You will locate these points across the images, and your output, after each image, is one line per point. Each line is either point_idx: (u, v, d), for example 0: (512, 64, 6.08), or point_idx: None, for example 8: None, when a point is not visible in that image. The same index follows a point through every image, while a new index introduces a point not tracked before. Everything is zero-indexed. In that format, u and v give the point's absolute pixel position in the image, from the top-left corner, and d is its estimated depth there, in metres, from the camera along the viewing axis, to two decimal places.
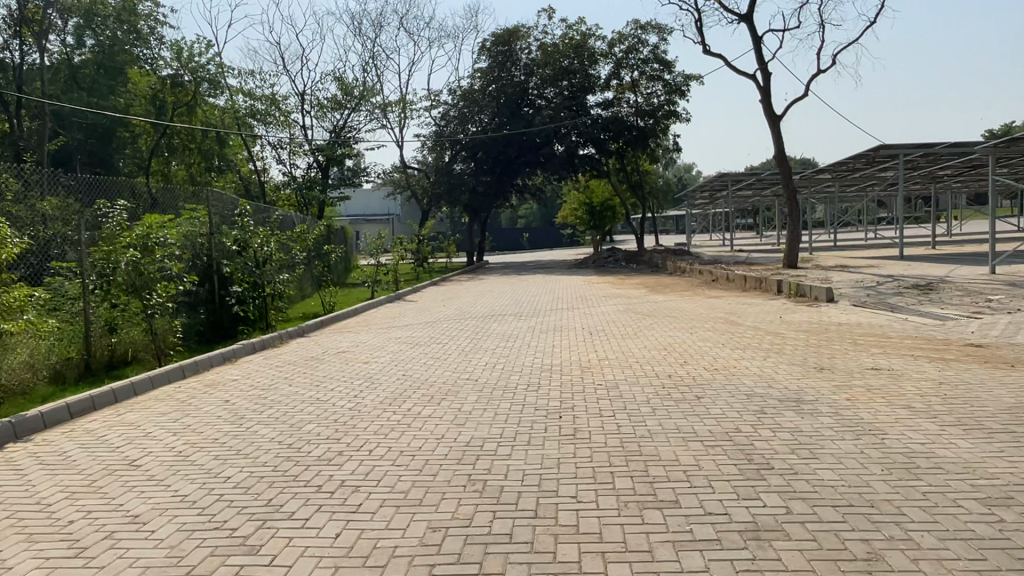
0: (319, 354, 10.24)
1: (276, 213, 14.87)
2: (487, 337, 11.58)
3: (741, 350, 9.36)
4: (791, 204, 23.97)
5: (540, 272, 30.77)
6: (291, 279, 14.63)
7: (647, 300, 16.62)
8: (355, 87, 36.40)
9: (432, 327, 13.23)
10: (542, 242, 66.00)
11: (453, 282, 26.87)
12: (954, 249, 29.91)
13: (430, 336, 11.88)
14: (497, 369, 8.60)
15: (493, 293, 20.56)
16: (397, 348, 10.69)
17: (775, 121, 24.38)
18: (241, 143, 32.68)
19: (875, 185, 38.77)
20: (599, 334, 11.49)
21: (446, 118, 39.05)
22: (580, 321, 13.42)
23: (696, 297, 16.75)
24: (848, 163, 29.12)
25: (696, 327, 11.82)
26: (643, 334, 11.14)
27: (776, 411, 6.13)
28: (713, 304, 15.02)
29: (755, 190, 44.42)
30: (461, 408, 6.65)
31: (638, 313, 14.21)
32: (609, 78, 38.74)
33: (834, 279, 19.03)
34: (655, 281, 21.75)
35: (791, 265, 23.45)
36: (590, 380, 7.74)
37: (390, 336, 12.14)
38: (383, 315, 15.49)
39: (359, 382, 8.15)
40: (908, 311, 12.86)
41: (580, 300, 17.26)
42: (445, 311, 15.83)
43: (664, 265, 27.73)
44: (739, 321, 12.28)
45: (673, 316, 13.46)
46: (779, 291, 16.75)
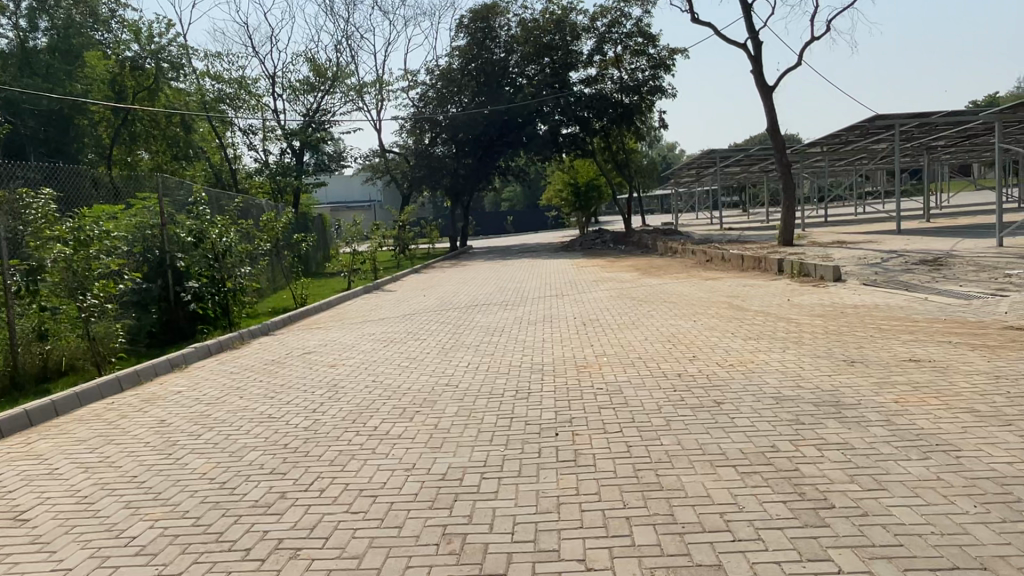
0: (280, 358, 9.10)
1: (237, 200, 13.66)
2: (470, 332, 10.50)
3: (755, 340, 8.34)
4: (786, 178, 22.98)
5: (525, 257, 29.70)
6: (255, 271, 13.49)
7: (641, 283, 15.58)
8: (328, 68, 35.00)
9: (410, 321, 12.12)
10: (528, 225, 64.76)
11: (436, 269, 25.76)
12: (950, 222, 29.12)
13: (407, 332, 10.79)
14: (481, 371, 7.52)
15: (477, 280, 19.47)
16: (369, 347, 9.57)
17: (768, 93, 23.31)
18: (210, 129, 31.30)
19: (864, 158, 37.92)
20: (593, 324, 10.46)
21: (425, 99, 37.74)
22: (572, 310, 12.38)
23: (692, 280, 15.74)
24: (841, 135, 28.13)
25: (698, 313, 10.81)
26: (642, 324, 10.10)
27: (816, 420, 5.10)
28: (713, 287, 14.03)
29: (744, 166, 43.38)
30: (437, 425, 5.57)
31: (633, 299, 13.21)
32: (592, 54, 37.43)
33: (835, 257, 18.08)
34: (646, 263, 20.75)
35: (787, 242, 22.50)
36: (587, 383, 6.66)
37: (363, 332, 11.04)
38: (359, 308, 14.35)
39: (320, 392, 7.04)
40: (925, 290, 11.90)
41: (569, 285, 16.22)
42: (426, 302, 14.76)
43: (654, 246, 26.72)
44: (744, 306, 11.26)
45: (671, 301, 12.45)
46: (780, 270, 15.78)
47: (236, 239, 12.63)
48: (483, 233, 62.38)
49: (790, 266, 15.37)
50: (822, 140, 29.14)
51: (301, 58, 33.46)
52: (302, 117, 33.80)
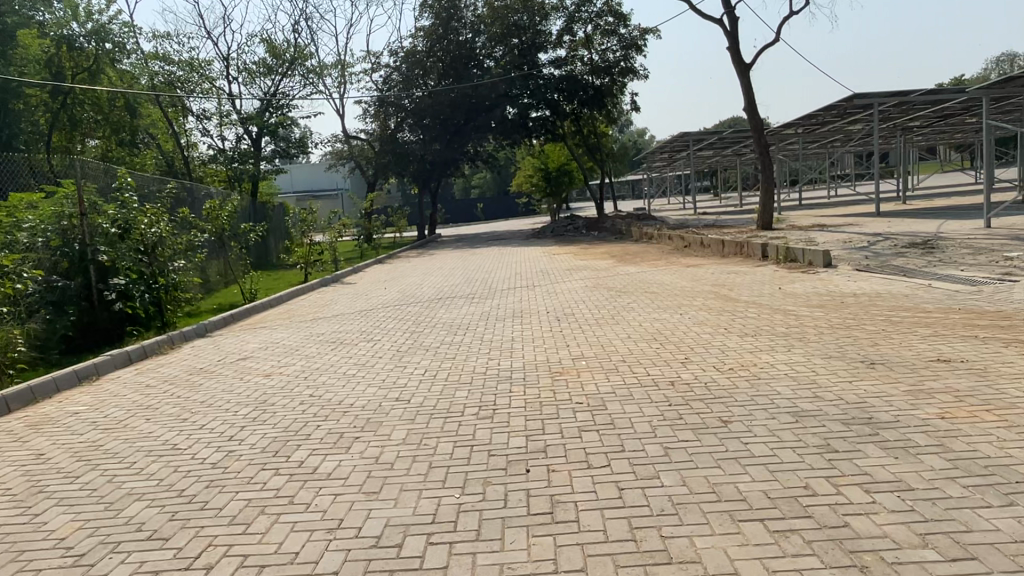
0: (209, 366, 7.91)
1: (169, 187, 12.33)
2: (432, 330, 9.39)
3: (752, 336, 7.32)
4: (764, 160, 22.03)
5: (495, 245, 28.59)
6: (190, 266, 12.21)
7: (618, 272, 14.54)
8: (286, 50, 33.40)
9: (366, 317, 10.95)
10: (498, 212, 63.52)
11: (401, 260, 24.53)
12: (926, 203, 28.51)
13: (360, 331, 9.64)
14: (441, 380, 6.39)
15: (442, 271, 18.30)
16: (314, 351, 8.40)
17: (745, 70, 22.34)
18: (160, 115, 29.61)
19: (838, 140, 37.31)
20: (569, 319, 9.40)
21: (388, 83, 36.21)
22: (545, 303, 11.31)
23: (672, 267, 14.74)
24: (818, 115, 27.30)
25: (684, 305, 9.79)
26: (625, 319, 9.05)
27: (852, 447, 4.07)
28: (695, 275, 13.02)
29: (717, 150, 42.52)
30: (379, 458, 4.45)
31: (610, 289, 12.17)
32: (561, 34, 36.22)
33: (819, 240, 17.21)
34: (620, 250, 19.73)
35: (766, 226, 21.66)
36: (563, 397, 5.56)
37: (312, 332, 9.85)
38: (313, 304, 13.16)
39: (244, 410, 5.87)
40: (925, 276, 11.00)
41: (540, 275, 15.13)
42: (386, 296, 13.59)
43: (628, 231, 25.75)
44: (732, 295, 10.28)
45: (652, 291, 11.44)
46: (765, 256, 14.84)
47: (170, 231, 11.34)
48: (452, 221, 61.09)
49: (775, 251, 14.42)
50: (798, 121, 28.29)
51: (257, 39, 31.85)
52: (259, 100, 32.19)
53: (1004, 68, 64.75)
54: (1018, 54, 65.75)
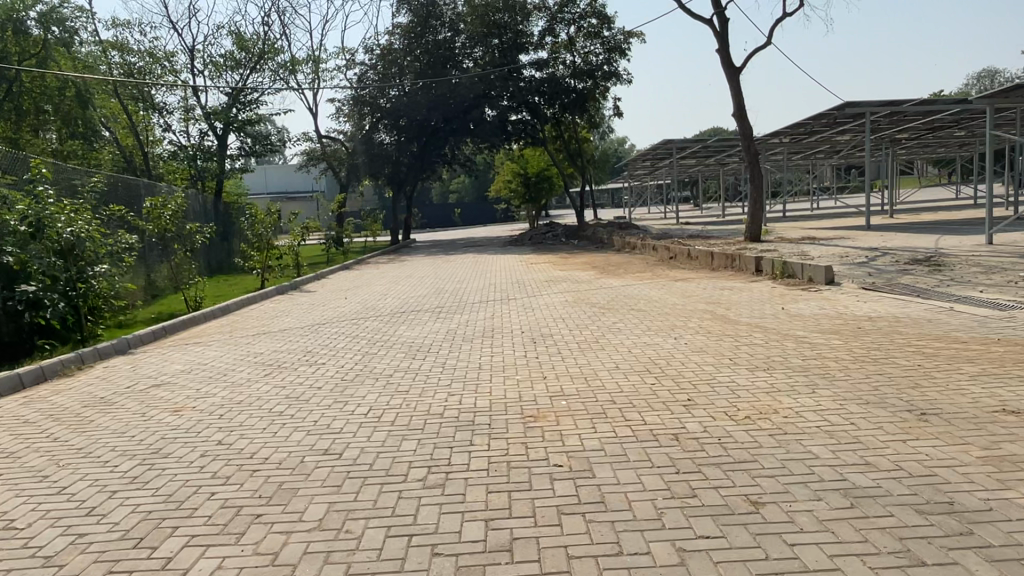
0: (111, 396, 6.55)
1: (94, 180, 10.92)
2: (389, 351, 8.11)
3: (765, 371, 6.13)
4: (753, 168, 20.99)
5: (470, 252, 27.36)
6: (120, 271, 10.82)
7: (602, 285, 13.36)
8: (256, 44, 32.00)
9: (316, 334, 9.63)
10: (476, 218, 62.31)
11: (370, 265, 23.22)
12: (913, 218, 27.72)
13: (305, 351, 8.33)
14: (387, 425, 5.13)
15: (411, 279, 17.04)
16: (245, 377, 7.09)
17: (734, 73, 21.30)
18: (118, 106, 28.00)
19: (823, 150, 36.56)
20: (546, 341, 8.18)
21: (363, 82, 34.88)
22: (521, 319, 10.11)
23: (659, 281, 13.57)
24: (807, 124, 26.39)
25: (677, 326, 8.60)
26: (612, 342, 7.83)
27: (945, 558, 2.88)
28: (685, 291, 11.87)
29: (700, 159, 41.65)
30: (278, 559, 3.20)
31: (592, 304, 10.97)
32: (543, 35, 35.09)
33: (813, 254, 16.15)
34: (602, 260, 18.57)
35: (754, 238, 20.71)
36: (539, 456, 4.32)
37: (249, 352, 8.53)
38: (264, 315, 11.82)
39: (128, 464, 4.57)
40: (941, 297, 9.92)
41: (516, 286, 13.92)
42: (345, 307, 12.29)
43: (609, 240, 24.63)
44: (730, 316, 9.13)
45: (640, 307, 10.26)
46: (759, 270, 13.74)
47: (89, 230, 9.81)
48: (429, 226, 59.79)
49: (771, 266, 13.32)
50: (786, 130, 27.33)
51: (224, 30, 30.38)
52: (226, 95, 30.73)
53: (984, 84, 64.79)
54: (998, 71, 65.82)
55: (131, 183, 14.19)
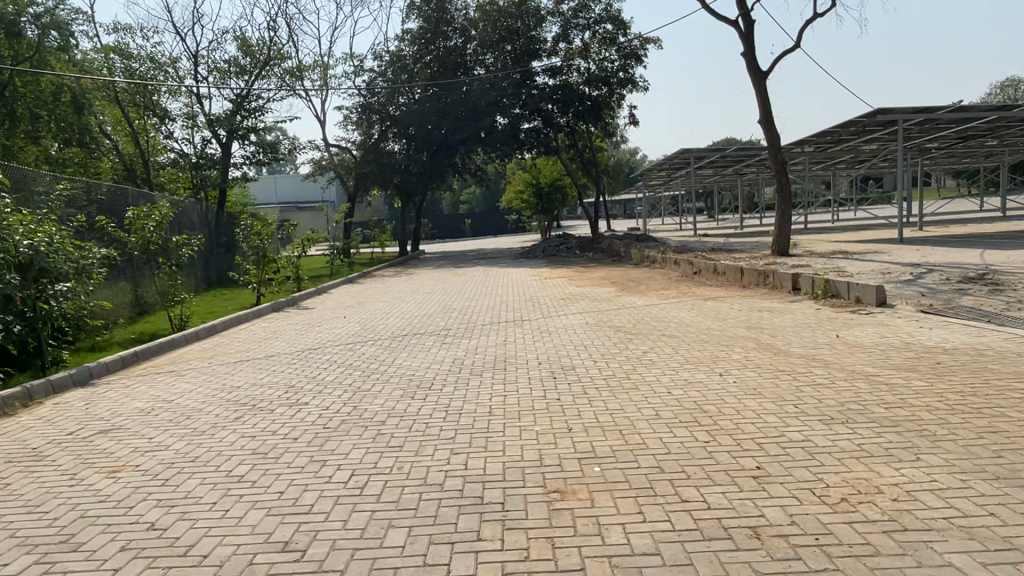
0: (43, 447, 5.40)
1: (59, 185, 9.82)
2: (386, 387, 6.93)
3: (843, 426, 4.95)
4: (781, 178, 19.78)
5: (481, 265, 26.27)
6: (88, 286, 9.69)
7: (625, 305, 12.19)
8: (262, 50, 31.16)
9: (305, 362, 8.49)
10: (487, 229, 61.28)
11: (376, 278, 22.18)
12: (945, 230, 26.40)
13: (288, 387, 7.16)
14: (371, 502, 3.98)
15: (418, 294, 15.93)
16: (210, 421, 5.93)
17: (761, 77, 20.14)
18: (120, 112, 27.11)
19: (847, 160, 35.22)
20: (568, 376, 7.00)
21: (372, 89, 33.94)
22: (539, 345, 8.95)
23: (687, 300, 12.42)
24: (834, 133, 25.13)
25: (720, 357, 7.45)
26: (650, 379, 6.63)
27: None
28: (718, 313, 10.67)
29: (718, 169, 40.43)
30: None
31: (617, 328, 9.79)
32: (557, 41, 33.94)
33: (851, 269, 14.91)
34: (620, 275, 17.40)
35: (780, 252, 19.60)
36: (574, 566, 3.15)
37: (224, 387, 7.36)
38: (253, 337, 10.71)
39: (21, 564, 3.44)
40: (1015, 323, 8.71)
41: (531, 304, 12.80)
42: (343, 328, 11.18)
43: (627, 253, 23.46)
44: (778, 344, 7.97)
45: (672, 333, 9.06)
46: (796, 288, 12.56)
47: (51, 244, 8.69)
48: (440, 237, 58.84)
49: (810, 284, 12.14)
50: (812, 139, 26.09)
51: (228, 35, 29.51)
52: (229, 102, 29.77)
53: (1009, 93, 63.07)
54: (1021, 80, 64.18)
55: (98, 192, 13.07)
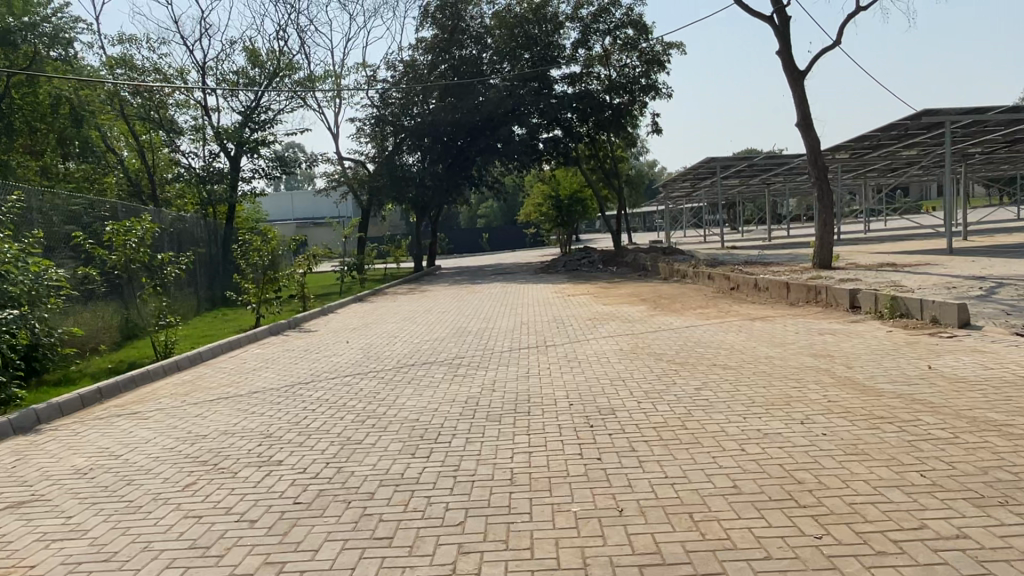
0: None
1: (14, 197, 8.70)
2: (382, 439, 5.60)
3: (1007, 513, 3.53)
4: (821, 186, 18.33)
5: (499, 280, 24.97)
6: (46, 309, 8.55)
7: (661, 327, 10.79)
8: (272, 60, 30.29)
9: (292, 402, 7.18)
10: (505, 244, 60.11)
11: (389, 297, 20.94)
12: (993, 240, 24.71)
13: (263, 436, 5.85)
14: None
15: (431, 314, 14.65)
16: (152, 491, 4.63)
17: (799, 77, 18.73)
18: (125, 126, 26.23)
19: (883, 167, 33.55)
20: (608, 423, 5.61)
21: (386, 100, 32.99)
22: (569, 379, 7.57)
23: (732, 321, 11.02)
24: (873, 137, 23.62)
25: (794, 397, 6.05)
26: (712, 431, 5.21)
27: None
28: (771, 336, 9.26)
29: (744, 178, 38.89)
30: None
31: (657, 357, 8.39)
32: (576, 48, 32.74)
33: (910, 284, 13.42)
34: (650, 292, 16.05)
35: (823, 265, 18.16)
36: None
37: (188, 436, 6.07)
38: (241, 368, 9.41)
39: None
40: None
41: (555, 326, 11.47)
42: (344, 355, 9.90)
43: (654, 267, 22.07)
44: (859, 379, 6.56)
45: (725, 364, 7.65)
46: (856, 307, 11.11)
47: None
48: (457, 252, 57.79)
49: (873, 302, 10.68)
50: (849, 144, 24.58)
51: (237, 45, 28.65)
52: (238, 114, 28.83)
53: None
54: None
55: (77, 206, 11.92)
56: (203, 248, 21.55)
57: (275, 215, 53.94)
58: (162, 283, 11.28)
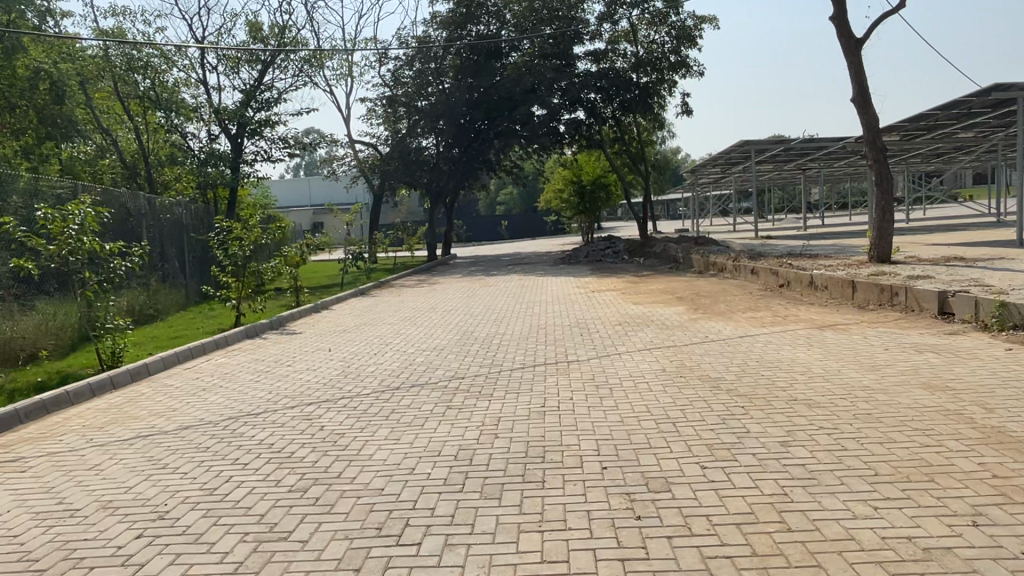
0: None
1: None
2: (315, 533, 3.68)
3: None
4: (881, 169, 16.16)
5: (515, 272, 23.08)
6: None
7: (707, 337, 8.83)
8: (276, 34, 28.32)
9: (223, 448, 5.27)
10: (524, 231, 58.16)
11: (395, 290, 19.08)
12: None
13: (153, 521, 3.96)
14: None
15: (435, 313, 12.78)
16: None
17: (857, 42, 16.46)
18: (120, 105, 24.58)
19: (932, 151, 31.06)
20: (665, 512, 3.67)
21: (399, 80, 30.91)
22: (598, 416, 5.59)
23: (795, 330, 9.02)
24: (931, 116, 21.29)
25: (939, 467, 4.06)
26: (837, 540, 3.26)
27: None
28: (856, 355, 7.26)
29: (779, 164, 36.53)
30: None
31: (712, 382, 6.45)
32: (602, 22, 30.56)
33: (999, 284, 11.30)
34: (688, 289, 14.07)
35: (881, 259, 16.18)
36: None
37: (53, 513, 4.20)
38: (187, 388, 7.53)
39: None
40: None
41: (578, 332, 9.57)
42: (317, 372, 8.01)
43: (686, 260, 20.04)
44: (1017, 433, 4.59)
45: (809, 399, 5.68)
46: (949, 315, 9.04)
47: None
48: (475, 240, 55.90)
49: (973, 310, 8.60)
50: (902, 124, 22.27)
51: (238, 17, 26.71)
52: (240, 94, 26.92)
53: None
54: None
55: None
56: (197, 235, 19.85)
57: (288, 201, 52.49)
58: (109, 278, 9.47)
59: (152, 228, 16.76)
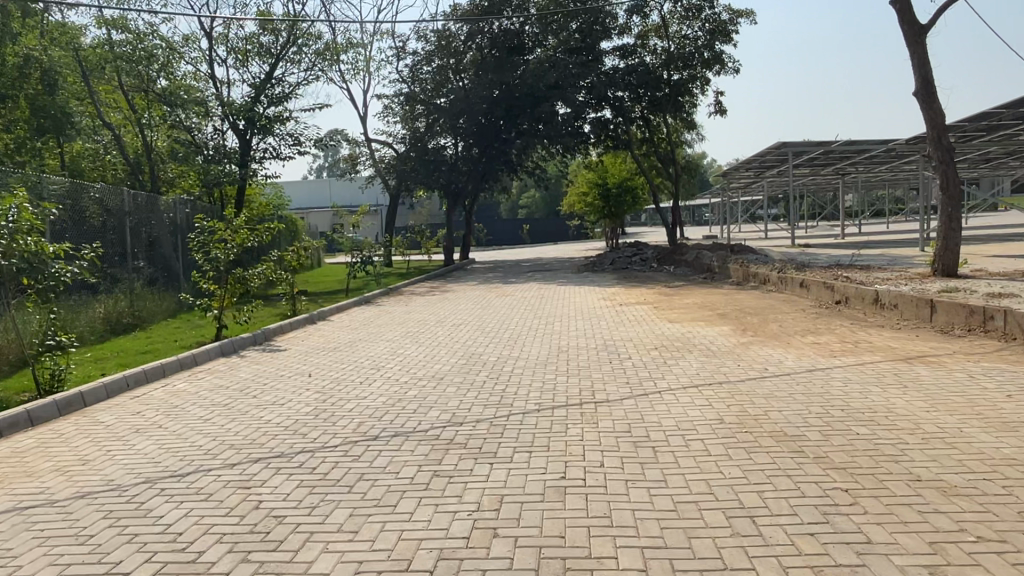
0: None
1: None
2: None
3: None
4: (947, 171, 14.33)
5: (535, 280, 21.48)
6: None
7: (768, 370, 7.16)
8: (289, 25, 26.92)
9: (111, 539, 3.72)
10: (547, 236, 56.47)
11: (405, 297, 17.54)
12: None
13: None
14: None
15: (443, 329, 11.19)
16: None
17: (920, 28, 14.64)
18: (122, 99, 23.25)
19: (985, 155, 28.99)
20: None
21: (417, 75, 29.47)
22: (641, 499, 3.94)
23: (872, 361, 7.32)
24: (993, 115, 19.36)
25: None
26: None
27: None
28: (971, 404, 5.57)
29: (815, 167, 34.55)
30: None
31: (793, 445, 4.77)
32: (631, 16, 28.90)
33: None
34: (730, 304, 12.38)
35: (947, 272, 14.38)
36: None
37: None
38: (117, 428, 6.01)
39: None
40: None
41: (607, 358, 7.94)
42: (284, 408, 6.44)
43: (723, 270, 18.30)
44: None
45: (941, 481, 4.01)
46: None
47: None
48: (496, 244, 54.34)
49: None
50: (960, 124, 20.34)
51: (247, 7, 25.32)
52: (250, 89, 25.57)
53: None
54: None
55: None
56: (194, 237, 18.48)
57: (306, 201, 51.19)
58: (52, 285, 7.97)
59: (145, 226, 15.40)
